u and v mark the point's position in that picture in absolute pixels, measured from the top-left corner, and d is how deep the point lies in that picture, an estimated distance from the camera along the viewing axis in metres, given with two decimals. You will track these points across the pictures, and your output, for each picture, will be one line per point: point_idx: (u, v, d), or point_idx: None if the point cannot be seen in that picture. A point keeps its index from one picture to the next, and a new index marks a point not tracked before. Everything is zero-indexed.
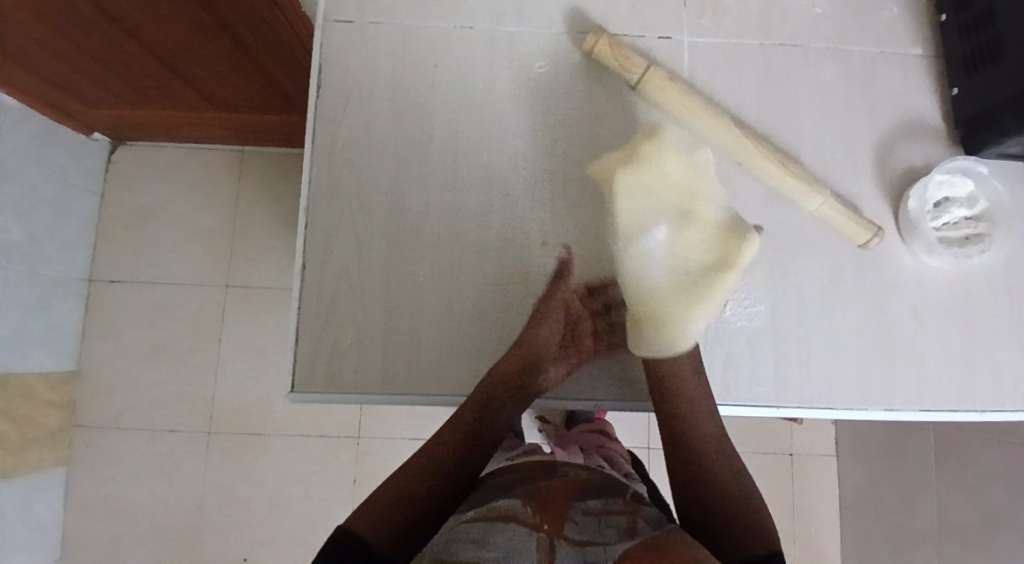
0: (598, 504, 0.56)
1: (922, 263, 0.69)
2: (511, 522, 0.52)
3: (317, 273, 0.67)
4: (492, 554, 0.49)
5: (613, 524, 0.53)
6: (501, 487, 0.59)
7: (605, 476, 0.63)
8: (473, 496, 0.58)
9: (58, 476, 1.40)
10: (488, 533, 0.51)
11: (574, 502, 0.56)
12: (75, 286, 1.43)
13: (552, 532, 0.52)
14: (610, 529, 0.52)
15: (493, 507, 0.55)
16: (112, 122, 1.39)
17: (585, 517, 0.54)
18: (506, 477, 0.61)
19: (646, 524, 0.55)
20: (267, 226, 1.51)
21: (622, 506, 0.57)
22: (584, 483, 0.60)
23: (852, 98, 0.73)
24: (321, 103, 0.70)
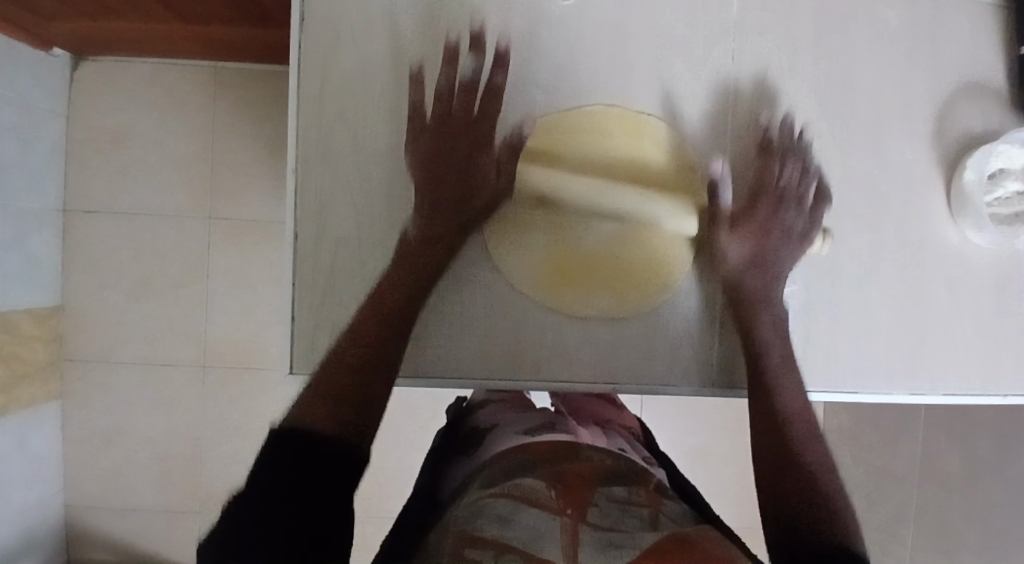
0: (622, 493, 0.56)
1: (967, 240, 0.65)
2: (534, 503, 0.52)
3: (312, 243, 0.61)
4: (514, 531, 0.48)
5: (636, 511, 0.52)
6: (525, 472, 0.58)
7: (629, 468, 0.63)
8: (498, 480, 0.58)
9: (52, 409, 1.39)
10: (514, 511, 0.50)
11: (598, 487, 0.56)
12: (49, 216, 1.35)
13: (575, 514, 0.51)
14: (632, 517, 0.51)
15: (517, 486, 0.55)
16: (72, 36, 1.26)
17: (609, 503, 0.53)
18: (527, 460, 0.61)
19: (669, 515, 0.54)
20: (250, 152, 1.41)
21: (645, 498, 0.56)
22: (607, 473, 0.59)
23: (910, 51, 0.65)
24: (307, 41, 0.61)
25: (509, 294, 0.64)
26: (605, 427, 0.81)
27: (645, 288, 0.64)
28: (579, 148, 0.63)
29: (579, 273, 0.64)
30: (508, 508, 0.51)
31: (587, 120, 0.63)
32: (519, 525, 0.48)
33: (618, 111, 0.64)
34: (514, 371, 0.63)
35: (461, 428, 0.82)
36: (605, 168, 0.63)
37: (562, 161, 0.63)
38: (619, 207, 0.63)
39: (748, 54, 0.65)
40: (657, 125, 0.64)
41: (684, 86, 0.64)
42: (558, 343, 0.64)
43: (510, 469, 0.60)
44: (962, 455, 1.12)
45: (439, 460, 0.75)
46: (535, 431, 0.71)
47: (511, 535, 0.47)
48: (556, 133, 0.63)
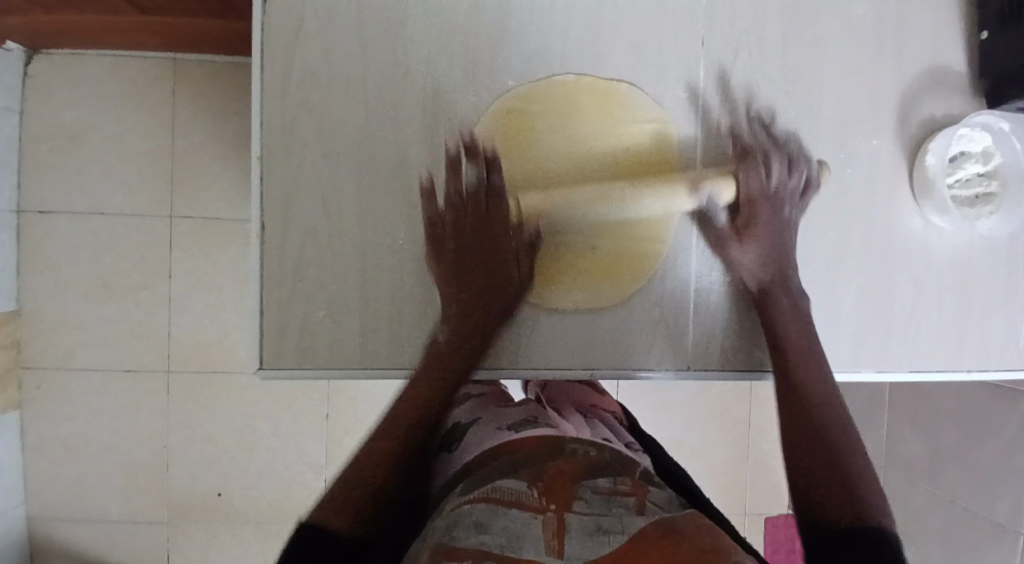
0: (606, 484, 0.56)
1: (929, 224, 0.67)
2: (517, 504, 0.52)
3: (279, 236, 0.60)
4: (495, 538, 0.49)
5: (621, 503, 0.53)
6: (508, 469, 0.58)
7: (615, 456, 0.63)
8: (479, 480, 0.57)
9: (11, 418, 1.34)
10: (494, 516, 0.51)
11: (581, 480, 0.56)
12: (2, 217, 1.30)
13: (559, 513, 0.52)
14: (618, 510, 0.52)
15: (499, 486, 0.55)
16: (25, 29, 1.21)
17: (593, 497, 0.54)
18: (509, 455, 0.61)
19: (656, 502, 0.55)
20: (212, 149, 1.37)
21: (629, 486, 0.56)
22: (593, 462, 0.59)
23: (876, 37, 0.66)
24: (271, 26, 0.59)
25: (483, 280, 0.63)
26: (589, 416, 0.81)
27: (626, 266, 0.64)
28: (550, 117, 0.63)
29: (558, 248, 0.64)
30: (488, 511, 0.51)
31: (557, 88, 0.63)
32: (497, 533, 0.49)
33: (592, 105, 0.63)
34: (491, 358, 0.63)
35: None
36: (578, 139, 0.63)
37: (535, 130, 0.63)
38: (598, 185, 0.63)
39: (720, 40, 0.65)
40: (635, 120, 0.64)
41: (657, 77, 0.64)
42: (531, 332, 0.64)
43: (494, 466, 0.60)
44: (926, 437, 1.15)
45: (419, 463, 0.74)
46: (517, 425, 0.70)
47: (492, 542, 0.48)
48: (528, 104, 0.63)
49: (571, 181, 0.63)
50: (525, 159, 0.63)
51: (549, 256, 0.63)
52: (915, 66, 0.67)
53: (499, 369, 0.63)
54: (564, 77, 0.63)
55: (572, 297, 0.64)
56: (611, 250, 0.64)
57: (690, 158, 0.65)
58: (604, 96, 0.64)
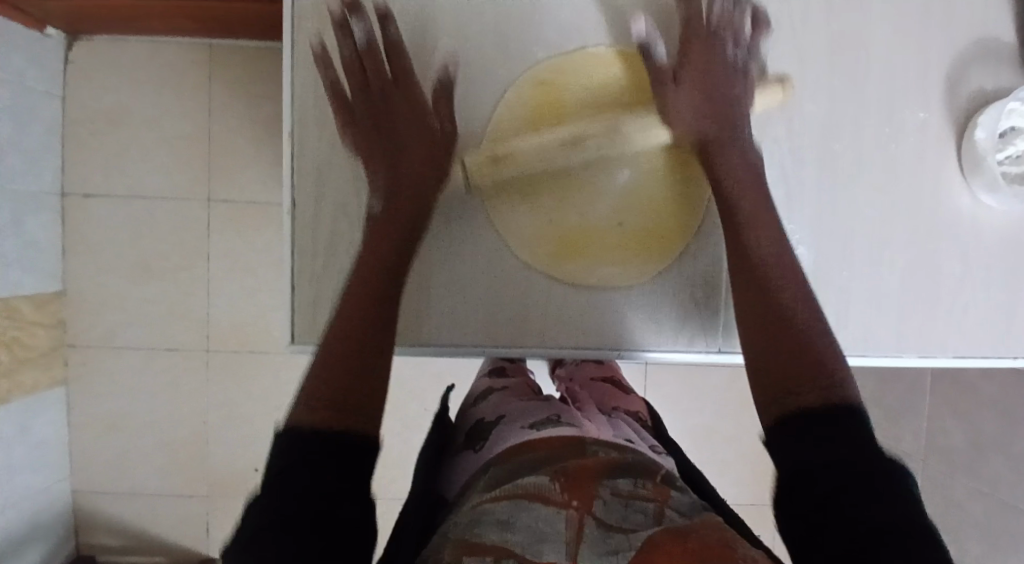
0: (628, 486, 0.56)
1: (977, 202, 0.64)
2: (536, 502, 0.52)
3: (310, 213, 0.60)
4: (516, 535, 0.48)
5: (640, 509, 0.52)
6: (531, 468, 0.58)
7: (637, 460, 0.62)
8: (501, 479, 0.58)
9: (58, 394, 1.39)
10: (515, 514, 0.50)
11: (601, 481, 0.55)
12: (48, 200, 1.34)
13: (581, 509, 0.51)
14: (636, 514, 0.52)
15: (518, 485, 0.55)
16: (66, 16, 1.24)
17: (612, 498, 0.53)
18: (529, 457, 0.61)
19: (676, 510, 0.54)
20: (245, 133, 1.39)
21: (651, 491, 0.56)
22: (616, 465, 0.59)
23: (926, 5, 0.63)
24: (302, 2, 0.59)
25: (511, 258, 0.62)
26: (610, 416, 0.80)
27: (656, 242, 0.63)
28: (578, 90, 0.61)
29: (586, 224, 0.62)
30: (509, 509, 0.51)
31: (589, 59, 0.61)
32: (520, 530, 0.49)
33: (626, 80, 0.62)
34: (519, 336, 0.62)
35: (464, 418, 0.82)
36: (607, 113, 0.62)
37: (564, 103, 0.61)
38: (628, 161, 0.62)
39: (757, 10, 0.62)
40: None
41: None
42: (558, 310, 0.63)
43: (515, 466, 0.60)
44: (968, 428, 1.11)
45: (444, 457, 0.75)
46: (539, 424, 0.69)
47: (513, 538, 0.48)
48: (559, 76, 0.61)
49: (600, 157, 0.62)
50: (554, 132, 0.62)
51: (577, 234, 0.62)
52: (966, 36, 0.64)
53: (527, 348, 0.62)
54: (597, 47, 0.62)
55: (602, 274, 0.63)
56: (639, 229, 0.63)
57: None
58: (638, 71, 0.62)
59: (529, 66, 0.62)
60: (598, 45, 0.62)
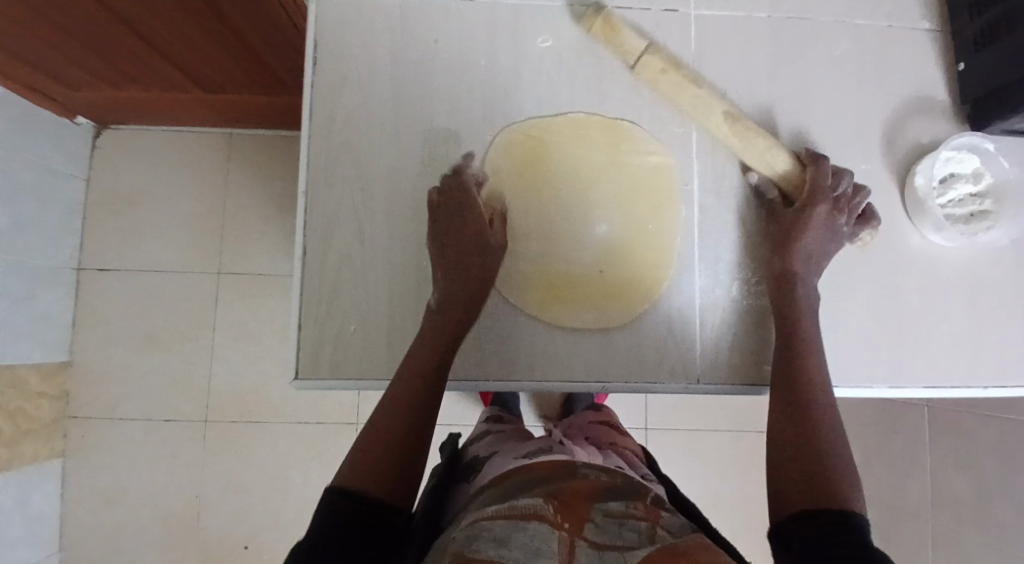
0: (619, 507, 0.60)
1: (927, 242, 0.69)
2: (532, 521, 0.57)
3: (318, 260, 0.66)
4: (514, 552, 0.53)
5: (633, 527, 0.57)
6: (524, 488, 0.63)
7: (626, 482, 0.67)
8: (499, 497, 0.63)
9: (55, 467, 1.39)
10: (512, 532, 0.55)
11: (594, 503, 0.60)
12: (64, 275, 1.41)
13: (572, 531, 0.55)
14: (629, 533, 0.56)
15: (516, 505, 0.60)
16: (96, 106, 1.36)
17: (605, 519, 0.57)
18: (523, 478, 0.66)
19: (667, 528, 0.58)
20: (257, 212, 1.48)
21: (642, 510, 0.60)
22: (607, 487, 0.63)
23: (860, 73, 0.72)
24: (318, 79, 0.68)
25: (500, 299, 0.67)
26: (603, 451, 0.90)
27: (637, 286, 0.68)
28: (557, 151, 0.69)
29: (568, 270, 0.68)
30: (507, 526, 0.56)
31: (570, 121, 0.70)
32: (516, 547, 0.53)
33: (611, 147, 0.70)
34: (507, 372, 0.66)
35: (463, 453, 0.90)
36: (586, 172, 0.69)
37: (548, 161, 0.69)
38: (607, 215, 0.69)
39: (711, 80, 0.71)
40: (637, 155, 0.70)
41: (656, 117, 0.70)
42: (544, 355, 0.67)
43: (508, 486, 0.65)
44: (971, 482, 1.12)
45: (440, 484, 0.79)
46: (531, 454, 0.77)
47: (510, 554, 0.53)
48: (541, 137, 0.69)
49: (579, 210, 0.68)
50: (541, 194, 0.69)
51: (562, 279, 0.68)
52: (902, 99, 0.72)
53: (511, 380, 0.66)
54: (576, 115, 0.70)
55: (586, 317, 0.67)
56: (622, 279, 0.68)
57: (690, 186, 0.70)
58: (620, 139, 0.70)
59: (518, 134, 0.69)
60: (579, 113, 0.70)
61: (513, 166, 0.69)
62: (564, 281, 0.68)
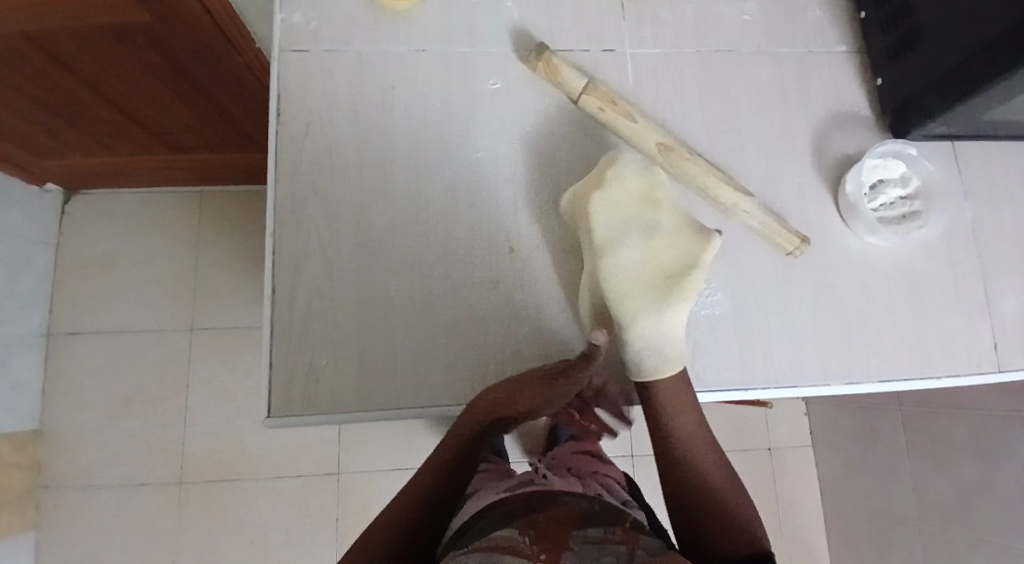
0: (596, 533, 0.60)
1: (865, 243, 0.73)
2: (510, 554, 0.57)
3: (288, 297, 0.68)
4: None
5: (609, 552, 0.57)
6: (505, 521, 0.64)
7: (605, 506, 0.68)
8: (480, 528, 0.63)
9: (25, 543, 1.34)
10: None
11: (572, 531, 0.60)
12: (34, 342, 1.39)
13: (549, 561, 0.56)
14: (605, 559, 0.57)
15: (495, 538, 0.60)
16: (66, 173, 1.38)
17: (583, 546, 0.58)
18: (503, 510, 0.66)
19: (644, 549, 0.59)
20: (231, 266, 1.49)
21: (620, 534, 0.61)
22: (586, 512, 0.64)
23: (787, 95, 0.78)
24: (282, 129, 0.72)
25: (467, 325, 0.69)
26: (587, 479, 0.90)
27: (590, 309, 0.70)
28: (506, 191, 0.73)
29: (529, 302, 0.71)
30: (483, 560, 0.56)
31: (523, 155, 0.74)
32: None
33: (565, 181, 0.74)
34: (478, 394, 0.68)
35: None
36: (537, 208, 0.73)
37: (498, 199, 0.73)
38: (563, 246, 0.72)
39: (651, 109, 0.76)
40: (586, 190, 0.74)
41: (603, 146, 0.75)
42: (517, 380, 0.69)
43: (491, 518, 0.65)
44: (953, 481, 1.15)
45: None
46: (512, 487, 0.78)
47: None
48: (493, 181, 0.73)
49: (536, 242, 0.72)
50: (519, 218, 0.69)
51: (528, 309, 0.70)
52: (828, 116, 0.78)
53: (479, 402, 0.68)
54: (529, 147, 0.74)
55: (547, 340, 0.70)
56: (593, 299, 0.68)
57: None
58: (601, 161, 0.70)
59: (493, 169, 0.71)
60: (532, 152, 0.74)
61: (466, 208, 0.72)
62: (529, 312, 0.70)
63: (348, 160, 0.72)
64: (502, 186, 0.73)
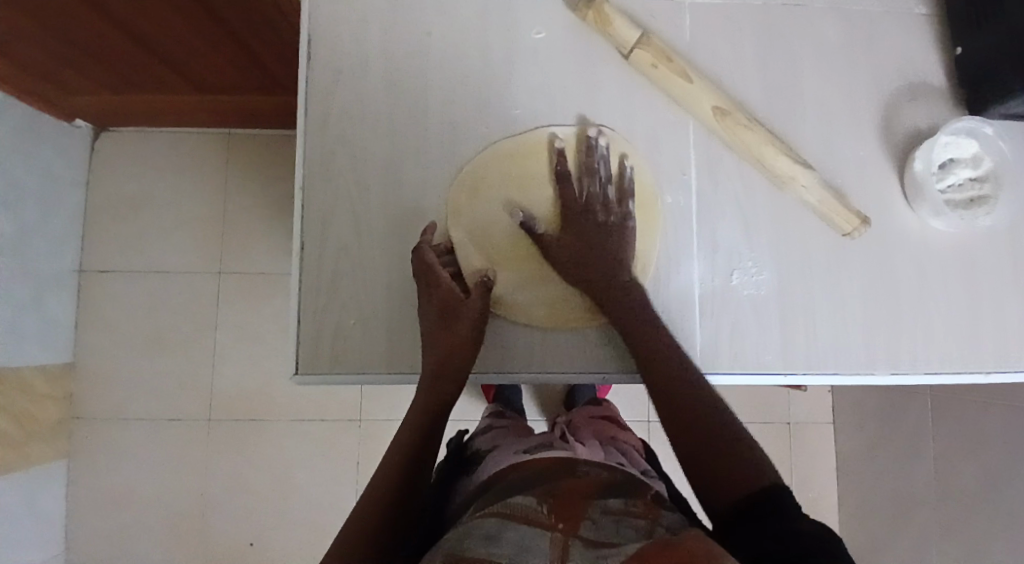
0: (618, 505, 0.60)
1: (926, 227, 0.69)
2: (527, 521, 0.57)
3: (316, 253, 0.66)
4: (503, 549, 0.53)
5: (630, 525, 0.56)
6: (525, 488, 0.64)
7: (627, 479, 0.67)
8: (501, 496, 0.63)
9: (61, 469, 1.40)
10: (501, 529, 0.56)
11: (593, 501, 0.60)
12: (66, 277, 1.41)
13: (567, 530, 0.55)
14: (626, 529, 0.56)
15: (511, 504, 0.60)
16: (96, 109, 1.36)
17: (603, 517, 0.57)
18: (525, 478, 0.66)
19: (665, 526, 0.58)
20: (257, 211, 1.48)
21: (641, 509, 0.60)
22: (605, 485, 0.64)
23: (856, 60, 0.71)
24: (312, 75, 0.68)
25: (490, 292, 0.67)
26: (609, 445, 0.89)
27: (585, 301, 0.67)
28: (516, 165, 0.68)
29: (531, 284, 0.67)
30: (498, 524, 0.56)
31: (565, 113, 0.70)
32: (506, 545, 0.53)
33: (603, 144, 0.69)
34: (505, 363, 0.67)
35: (469, 445, 0.91)
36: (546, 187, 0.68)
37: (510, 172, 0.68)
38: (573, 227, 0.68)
39: (707, 69, 0.70)
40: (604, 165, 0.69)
41: (651, 107, 0.70)
42: (543, 349, 0.67)
43: (511, 485, 0.66)
44: (976, 470, 1.12)
45: (447, 482, 0.80)
46: (533, 450, 0.78)
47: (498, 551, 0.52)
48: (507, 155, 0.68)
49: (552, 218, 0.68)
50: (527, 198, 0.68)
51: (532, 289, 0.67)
52: (898, 84, 0.71)
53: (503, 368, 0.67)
54: (571, 106, 0.70)
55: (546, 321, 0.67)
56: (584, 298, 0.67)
57: (687, 173, 0.69)
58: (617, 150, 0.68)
59: (513, 144, 0.68)
60: (556, 130, 0.69)
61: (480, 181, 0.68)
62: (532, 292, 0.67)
63: (381, 112, 0.69)
64: (541, 146, 0.69)
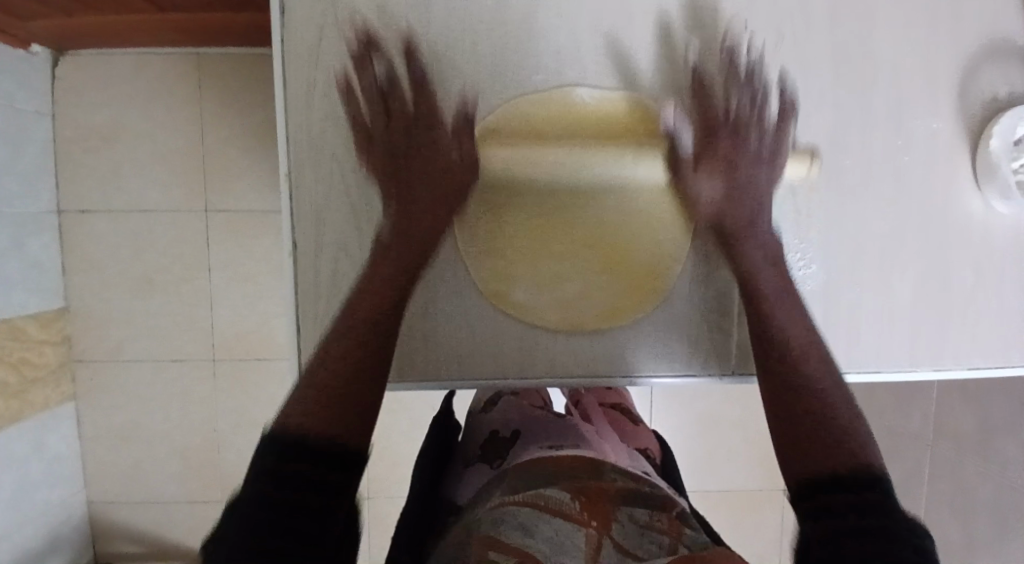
0: (644, 516, 0.56)
1: (989, 212, 0.63)
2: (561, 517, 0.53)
3: (312, 252, 0.60)
4: (538, 542, 0.50)
5: (655, 541, 0.52)
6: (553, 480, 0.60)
7: (653, 489, 0.63)
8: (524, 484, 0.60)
9: (68, 410, 1.40)
10: (536, 523, 0.52)
11: (620, 506, 0.56)
12: (45, 219, 1.33)
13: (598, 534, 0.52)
14: (650, 547, 0.51)
15: (543, 496, 0.57)
16: (52, 34, 1.22)
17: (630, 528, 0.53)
18: (548, 471, 0.63)
19: (687, 544, 0.54)
20: (241, 142, 1.37)
21: (667, 522, 0.56)
22: (633, 491, 0.60)
23: (933, 8, 0.61)
24: (290, 38, 0.58)
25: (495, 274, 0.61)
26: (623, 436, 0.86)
27: (599, 294, 0.62)
28: (537, 133, 0.60)
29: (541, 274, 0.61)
30: (533, 515, 0.53)
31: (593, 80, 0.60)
32: (542, 538, 0.50)
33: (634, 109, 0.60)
34: (526, 367, 0.62)
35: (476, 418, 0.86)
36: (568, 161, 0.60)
37: (532, 140, 0.60)
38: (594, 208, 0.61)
39: (761, 23, 0.60)
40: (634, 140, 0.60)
41: (692, 70, 0.60)
42: (567, 353, 0.63)
43: (535, 477, 0.62)
44: (975, 415, 1.12)
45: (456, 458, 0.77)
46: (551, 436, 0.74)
47: (536, 545, 0.50)
48: (532, 120, 0.59)
49: (574, 199, 0.60)
50: (549, 177, 0.60)
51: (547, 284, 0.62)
52: (976, 39, 0.62)
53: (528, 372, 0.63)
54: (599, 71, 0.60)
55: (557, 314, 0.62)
56: (600, 294, 0.62)
57: None
58: (643, 116, 0.60)
59: (537, 108, 0.59)
60: (583, 90, 0.60)
61: (501, 152, 0.59)
62: (547, 288, 0.62)
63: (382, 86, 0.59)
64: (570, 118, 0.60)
